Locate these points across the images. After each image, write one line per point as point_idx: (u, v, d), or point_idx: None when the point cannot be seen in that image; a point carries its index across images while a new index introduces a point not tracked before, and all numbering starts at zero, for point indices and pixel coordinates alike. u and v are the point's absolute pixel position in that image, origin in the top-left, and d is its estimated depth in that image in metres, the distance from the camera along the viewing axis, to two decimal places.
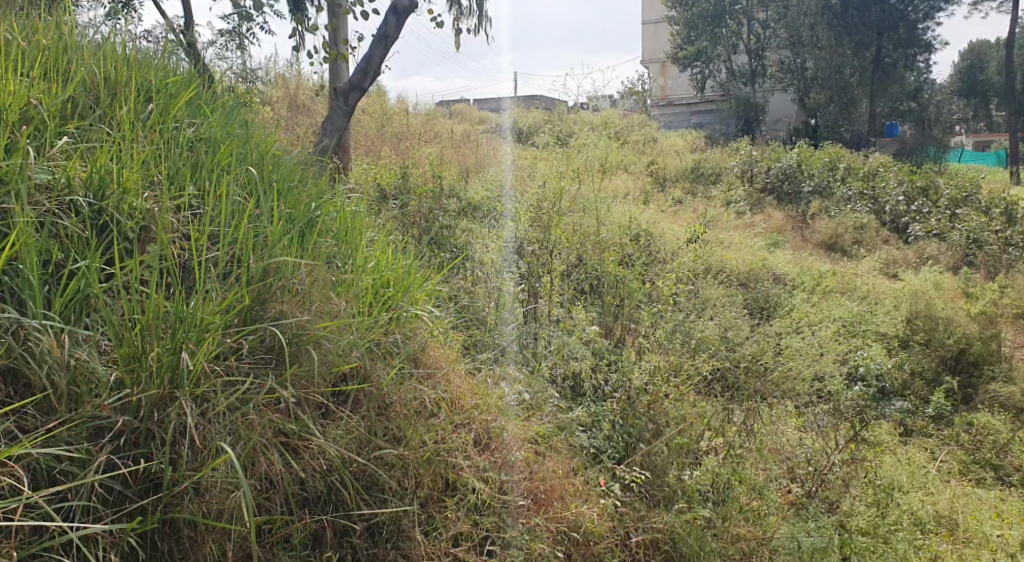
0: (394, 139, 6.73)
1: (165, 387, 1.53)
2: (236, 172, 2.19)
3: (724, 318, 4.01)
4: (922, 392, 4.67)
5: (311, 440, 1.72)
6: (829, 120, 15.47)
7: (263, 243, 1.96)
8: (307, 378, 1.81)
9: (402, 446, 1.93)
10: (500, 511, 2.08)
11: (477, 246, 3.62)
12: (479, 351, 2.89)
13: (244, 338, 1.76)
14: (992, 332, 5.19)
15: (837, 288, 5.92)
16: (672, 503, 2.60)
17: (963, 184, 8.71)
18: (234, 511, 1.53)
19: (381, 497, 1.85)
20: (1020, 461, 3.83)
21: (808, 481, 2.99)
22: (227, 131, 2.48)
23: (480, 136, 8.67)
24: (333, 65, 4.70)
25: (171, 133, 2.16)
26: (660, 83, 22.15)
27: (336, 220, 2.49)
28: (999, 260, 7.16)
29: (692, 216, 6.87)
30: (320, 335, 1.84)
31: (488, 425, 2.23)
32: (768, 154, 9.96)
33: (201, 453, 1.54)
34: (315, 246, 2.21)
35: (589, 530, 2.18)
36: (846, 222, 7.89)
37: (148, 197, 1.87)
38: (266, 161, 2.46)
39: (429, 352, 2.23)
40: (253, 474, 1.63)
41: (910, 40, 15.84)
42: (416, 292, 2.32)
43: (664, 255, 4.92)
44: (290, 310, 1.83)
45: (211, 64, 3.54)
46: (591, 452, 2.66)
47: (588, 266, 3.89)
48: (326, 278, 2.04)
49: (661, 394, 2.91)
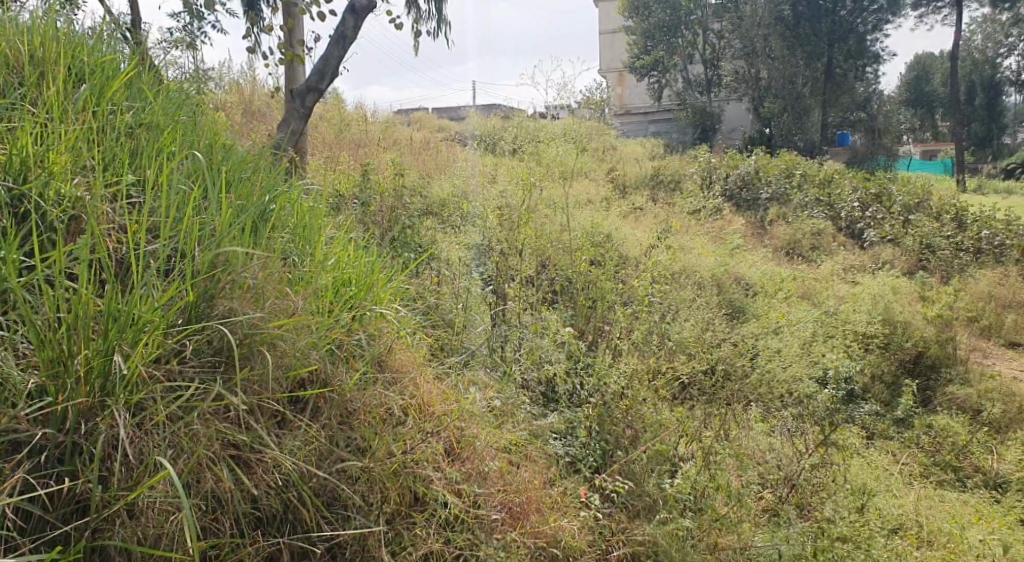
0: (353, 145, 6.51)
1: (94, 396, 1.34)
2: (182, 159, 1.99)
3: (697, 320, 3.92)
4: (883, 395, 4.67)
5: (267, 452, 1.53)
6: (783, 129, 15.73)
7: (211, 232, 1.75)
8: (259, 383, 1.61)
9: (366, 458, 1.76)
10: (473, 526, 1.92)
11: (444, 245, 3.47)
12: (447, 355, 2.74)
13: (188, 338, 1.55)
14: (947, 336, 5.27)
15: (800, 291, 5.93)
16: (653, 513, 2.47)
17: (916, 191, 8.87)
18: (175, 535, 1.33)
19: (344, 514, 1.68)
20: (979, 463, 3.87)
21: (780, 486, 2.89)
22: (172, 117, 2.27)
23: (439, 141, 8.51)
24: (292, 66, 4.50)
25: (107, 117, 1.96)
26: (617, 91, 22.17)
27: (292, 214, 2.31)
28: (951, 265, 7.32)
29: (654, 221, 6.83)
30: (274, 334, 1.64)
31: (460, 433, 2.08)
32: (728, 160, 10.00)
33: (136, 471, 1.34)
34: (270, 239, 2.02)
35: (569, 545, 2.05)
36: (804, 227, 7.95)
37: (79, 183, 1.66)
38: (215, 151, 2.27)
39: (396, 355, 2.06)
40: (198, 493, 1.43)
41: (860, 51, 16.14)
42: (381, 291, 2.16)
43: (630, 258, 4.84)
44: (241, 307, 1.63)
45: (155, 56, 3.32)
46: (568, 461, 2.54)
47: (556, 270, 3.79)
48: (282, 273, 1.84)
49: (639, 398, 2.79)
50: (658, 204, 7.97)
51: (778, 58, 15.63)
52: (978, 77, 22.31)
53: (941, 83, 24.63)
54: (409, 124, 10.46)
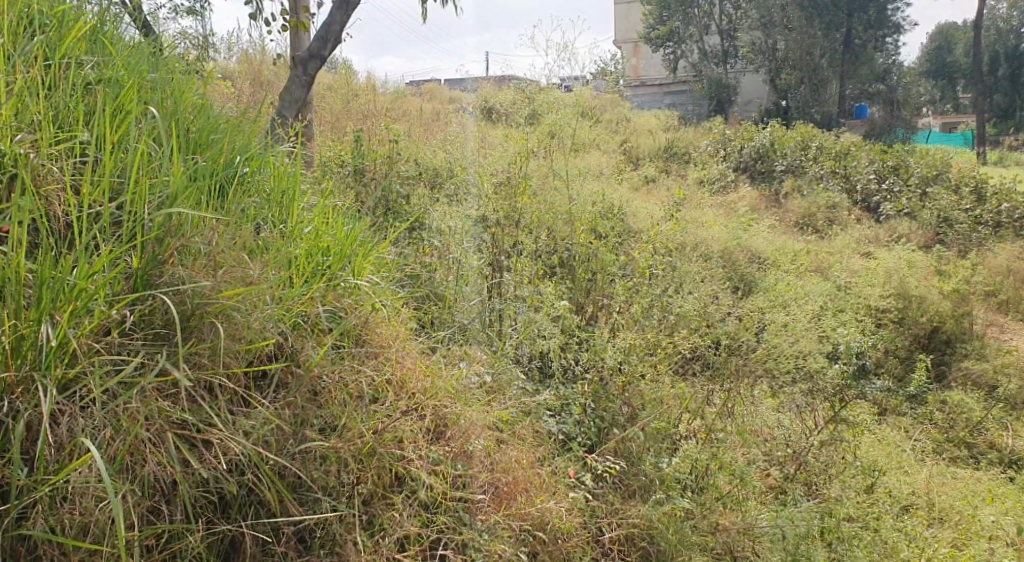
0: (357, 113, 6.33)
1: (21, 370, 1.23)
2: (141, 118, 1.86)
3: (703, 292, 3.77)
4: (896, 370, 4.53)
5: (216, 432, 1.42)
6: (800, 102, 15.50)
7: (162, 194, 1.62)
8: (210, 358, 1.50)
9: (335, 438, 1.65)
10: (455, 508, 1.82)
11: (436, 214, 3.33)
12: (436, 329, 2.62)
13: (131, 308, 1.43)
14: (964, 310, 5.10)
15: (813, 265, 5.77)
16: (648, 493, 2.36)
17: (935, 162, 8.59)
18: (106, 525, 1.24)
19: (311, 497, 1.58)
20: (993, 439, 3.74)
21: (787, 463, 2.79)
22: (139, 71, 2.12)
23: (447, 112, 8.31)
24: (296, 33, 4.31)
25: (61, 72, 1.83)
26: (631, 63, 21.57)
27: (270, 177, 2.18)
28: (970, 239, 7.17)
29: (665, 194, 6.65)
30: (227, 305, 1.52)
31: (442, 411, 1.95)
32: (742, 132, 9.69)
33: (66, 454, 1.25)
34: (237, 205, 1.90)
35: (557, 527, 1.95)
36: (818, 200, 7.73)
37: (22, 141, 1.54)
38: (185, 109, 2.13)
39: (375, 329, 1.94)
40: (137, 476, 1.33)
41: (881, 21, 15.64)
42: (359, 260, 2.04)
43: (638, 231, 4.69)
44: (190, 274, 1.51)
45: (153, 23, 3.17)
46: (560, 439, 2.41)
47: (558, 241, 3.64)
48: (242, 239, 1.71)
49: (637, 374, 2.65)
50: (670, 177, 7.77)
51: (796, 28, 15.26)
52: (1001, 48, 21.65)
53: (963, 52, 23.96)
54: (416, 95, 10.19)
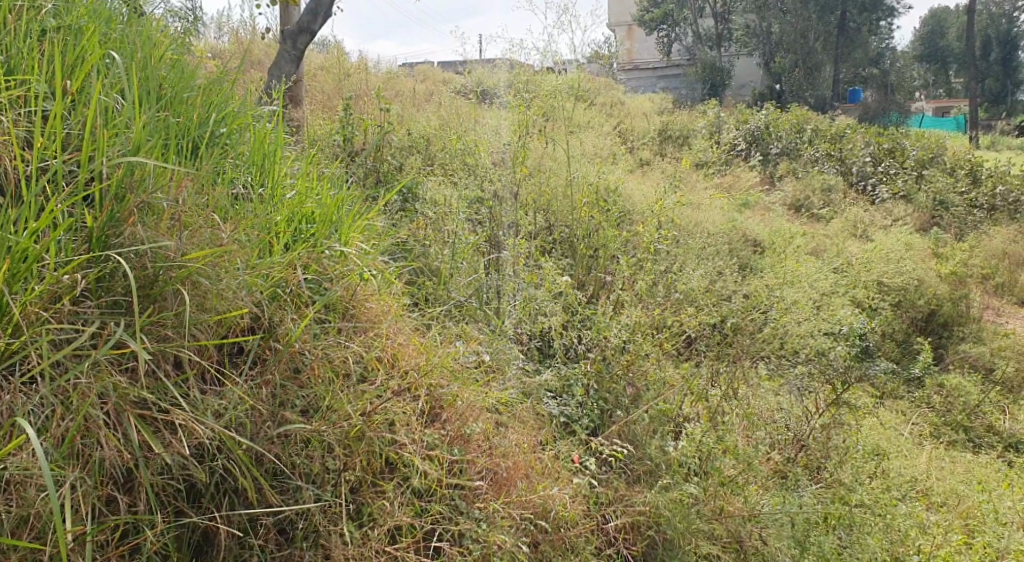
0: (344, 89, 6.08)
1: None
2: (103, 64, 1.70)
3: (706, 269, 3.63)
4: (894, 352, 4.42)
5: (180, 413, 1.27)
6: (794, 85, 15.25)
7: (122, 148, 1.46)
8: (175, 330, 1.36)
9: (318, 419, 1.50)
10: (450, 497, 1.67)
11: (428, 187, 3.16)
12: (430, 306, 2.47)
13: (85, 272, 1.29)
14: (962, 293, 5.01)
15: (813, 246, 5.63)
16: (654, 478, 2.23)
17: (929, 145, 8.50)
18: (49, 517, 1.10)
19: (292, 485, 1.43)
20: (992, 422, 3.66)
21: (789, 446, 2.64)
22: (103, 19, 1.95)
23: (436, 90, 8.03)
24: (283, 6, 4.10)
25: (14, 16, 1.66)
26: (626, 45, 21.18)
27: (249, 138, 2.02)
28: (965, 221, 7.16)
29: (660, 176, 6.47)
30: (193, 269, 1.38)
31: (437, 391, 1.81)
32: (737, 115, 9.51)
33: (6, 435, 1.10)
34: (211, 164, 1.74)
35: (559, 515, 1.81)
36: (814, 182, 7.59)
37: None
38: (156, 60, 1.96)
39: (365, 303, 1.79)
40: (88, 460, 1.18)
41: (874, 3, 15.42)
42: (348, 228, 1.90)
43: (635, 210, 4.53)
44: (152, 234, 1.36)
45: None
46: (562, 421, 2.28)
47: (555, 218, 3.49)
48: (210, 199, 1.56)
49: (642, 353, 2.50)
50: (665, 159, 7.57)
51: (790, 12, 15.23)
52: (993, 32, 21.48)
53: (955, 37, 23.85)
54: (409, 75, 9.93)
